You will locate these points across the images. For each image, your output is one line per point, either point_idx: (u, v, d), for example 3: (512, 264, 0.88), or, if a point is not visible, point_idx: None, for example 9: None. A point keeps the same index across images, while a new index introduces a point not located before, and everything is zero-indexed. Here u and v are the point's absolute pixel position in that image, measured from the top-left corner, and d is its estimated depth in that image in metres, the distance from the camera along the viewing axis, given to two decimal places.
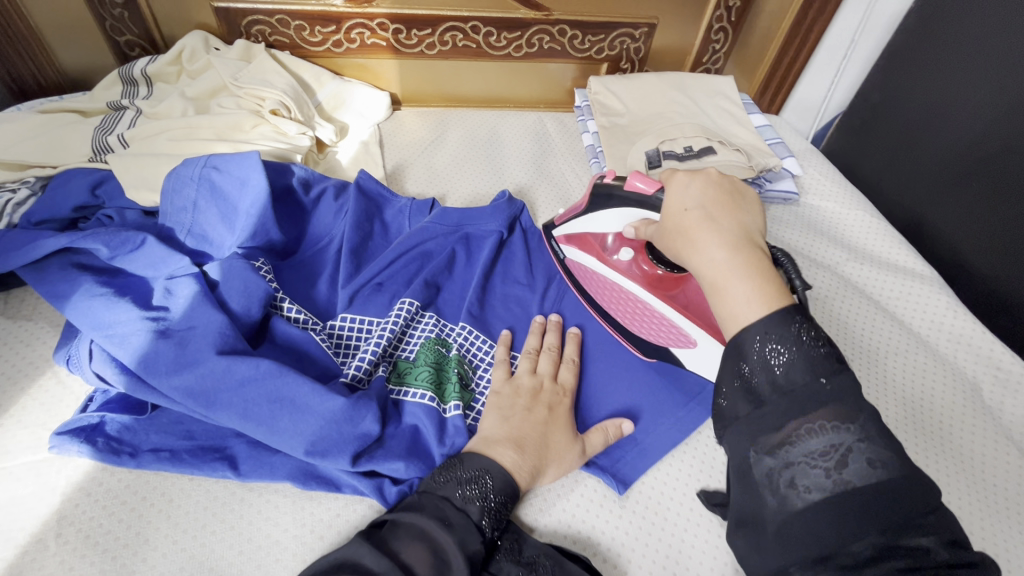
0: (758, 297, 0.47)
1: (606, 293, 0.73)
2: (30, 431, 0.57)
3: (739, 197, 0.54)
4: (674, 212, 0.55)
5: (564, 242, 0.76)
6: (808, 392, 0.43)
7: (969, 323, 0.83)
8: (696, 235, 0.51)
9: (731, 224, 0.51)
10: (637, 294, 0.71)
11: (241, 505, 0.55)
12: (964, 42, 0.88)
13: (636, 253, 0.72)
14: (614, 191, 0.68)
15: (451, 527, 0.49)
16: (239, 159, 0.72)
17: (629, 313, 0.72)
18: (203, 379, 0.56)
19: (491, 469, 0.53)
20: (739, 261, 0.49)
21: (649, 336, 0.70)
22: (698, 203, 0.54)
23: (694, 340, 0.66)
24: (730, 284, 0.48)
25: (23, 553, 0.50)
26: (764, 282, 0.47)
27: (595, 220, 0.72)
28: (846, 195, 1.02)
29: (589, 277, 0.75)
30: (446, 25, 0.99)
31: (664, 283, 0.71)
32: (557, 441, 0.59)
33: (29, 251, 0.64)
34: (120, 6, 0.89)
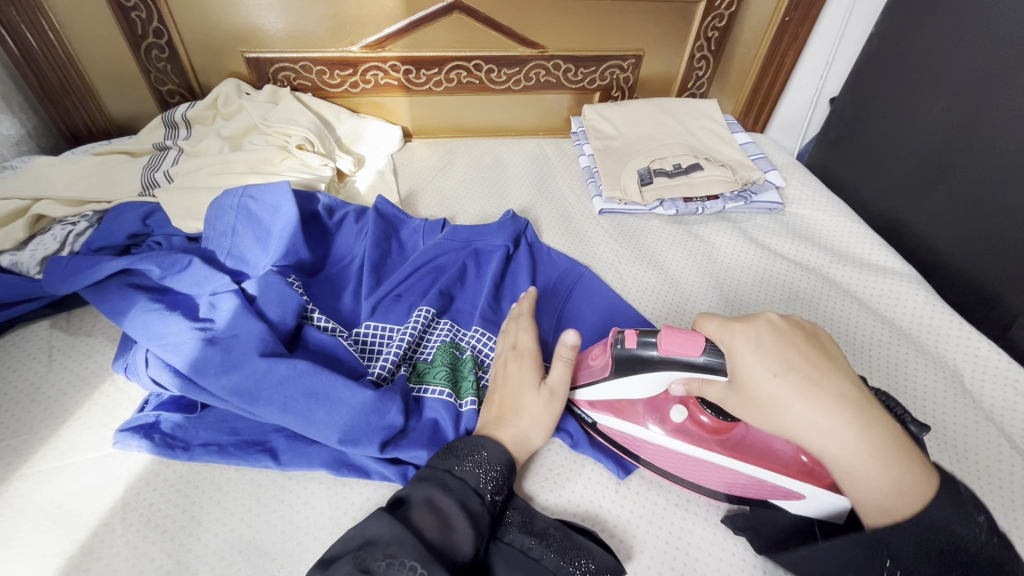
0: (895, 488, 0.48)
1: (666, 459, 0.65)
2: (94, 431, 0.64)
3: (814, 338, 0.56)
4: (759, 380, 0.52)
5: (588, 407, 0.69)
6: (985, 563, 0.46)
7: (946, 315, 0.89)
8: (798, 408, 0.50)
9: (838, 386, 0.51)
10: (712, 462, 0.61)
11: (282, 491, 0.61)
12: (919, 60, 0.96)
13: (688, 408, 0.64)
14: (649, 354, 0.59)
15: (452, 493, 0.55)
16: (272, 189, 0.82)
17: (711, 478, 0.63)
18: (246, 379, 0.63)
19: (488, 445, 0.60)
20: (865, 439, 0.49)
21: (721, 487, 0.63)
22: (786, 366, 0.52)
23: (801, 492, 0.58)
24: (864, 472, 0.48)
25: (93, 535, 0.56)
26: (906, 468, 0.49)
27: (627, 390, 0.63)
28: (828, 203, 1.09)
29: (642, 447, 0.66)
30: (451, 65, 1.10)
31: (722, 431, 0.62)
32: (525, 401, 0.64)
33: (91, 274, 0.72)
34: (164, 60, 1.01)
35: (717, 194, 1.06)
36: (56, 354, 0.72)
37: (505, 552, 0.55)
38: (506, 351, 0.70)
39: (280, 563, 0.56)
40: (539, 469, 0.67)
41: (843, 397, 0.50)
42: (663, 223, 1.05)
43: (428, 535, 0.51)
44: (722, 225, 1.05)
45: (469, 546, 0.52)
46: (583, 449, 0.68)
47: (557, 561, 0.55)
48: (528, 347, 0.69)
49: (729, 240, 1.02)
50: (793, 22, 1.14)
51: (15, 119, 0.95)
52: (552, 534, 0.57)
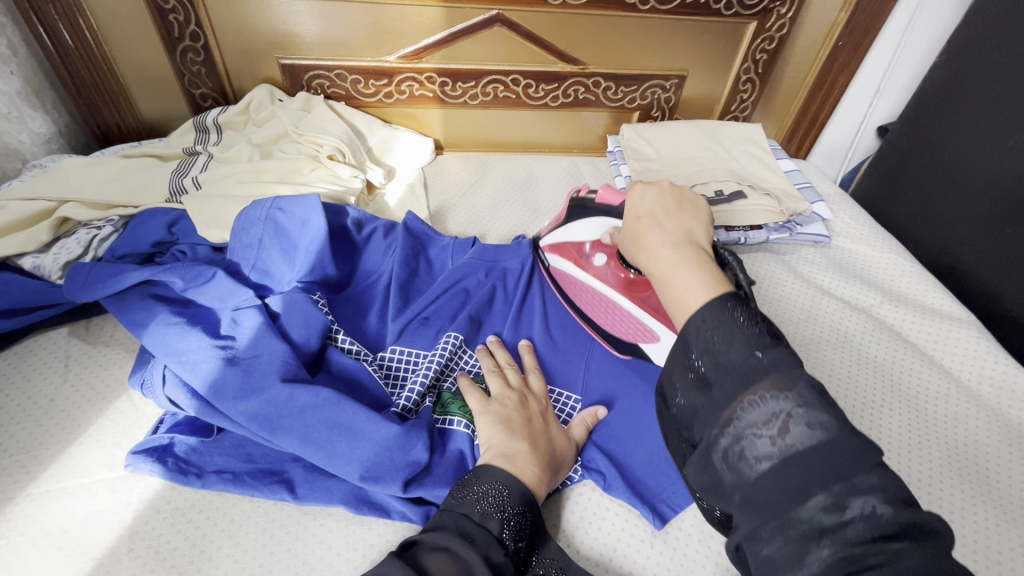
0: (702, 286, 0.47)
1: (585, 295, 0.79)
2: (106, 450, 0.62)
3: (689, 206, 0.56)
4: (629, 220, 0.57)
5: (548, 251, 0.83)
6: (749, 370, 0.41)
7: (1011, 368, 0.82)
8: (653, 241, 0.52)
9: (681, 225, 0.54)
10: (612, 299, 0.75)
11: (297, 528, 0.57)
12: (990, 95, 0.90)
13: (609, 258, 0.76)
14: (587, 204, 0.77)
15: (474, 543, 0.49)
16: (302, 201, 0.79)
17: (606, 314, 0.77)
18: (267, 405, 0.60)
19: (509, 484, 0.54)
20: (677, 253, 0.50)
21: (622, 333, 0.75)
22: (649, 211, 0.55)
23: (658, 335, 0.71)
24: (673, 276, 0.49)
25: (98, 566, 0.53)
26: (708, 272, 0.48)
27: (570, 230, 0.79)
28: (877, 238, 1.03)
29: (570, 283, 0.80)
30: (488, 78, 1.07)
31: (636, 287, 0.75)
32: (558, 437, 0.63)
33: (114, 282, 0.70)
34: (199, 64, 0.99)
35: (761, 223, 1.00)
36: (72, 364, 0.69)
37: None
38: (517, 388, 0.66)
39: None
40: (571, 518, 0.62)
41: (679, 235, 0.52)
42: None
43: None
44: (766, 257, 1.00)
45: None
46: (618, 494, 0.63)
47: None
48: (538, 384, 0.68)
49: (772, 273, 0.97)
50: (846, 46, 1.09)
51: (47, 117, 0.95)
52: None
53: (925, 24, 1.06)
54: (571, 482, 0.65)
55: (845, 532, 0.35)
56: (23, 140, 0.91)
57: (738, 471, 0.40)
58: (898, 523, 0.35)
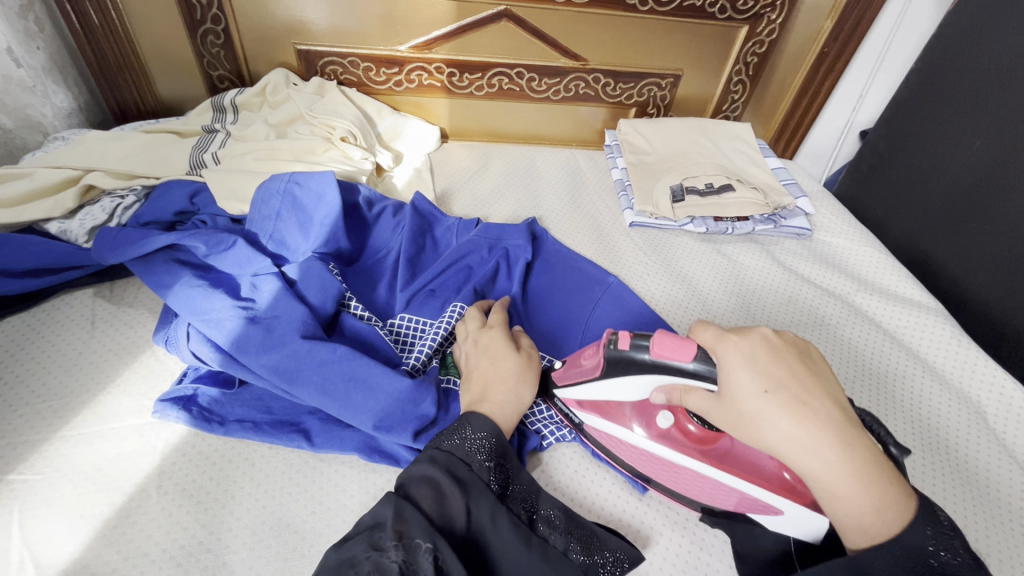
0: (873, 504, 0.47)
1: (649, 466, 0.64)
2: (133, 399, 0.66)
3: (807, 361, 0.53)
4: (739, 400, 0.51)
5: (576, 406, 0.67)
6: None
7: (972, 351, 0.89)
8: (783, 425, 0.48)
9: (822, 408, 0.49)
10: (688, 467, 0.61)
11: (313, 472, 0.62)
12: (960, 100, 0.97)
13: (675, 415, 0.63)
14: (637, 355, 0.60)
15: (441, 466, 0.53)
16: (319, 177, 0.83)
17: (684, 484, 0.62)
18: (287, 359, 0.65)
19: (470, 418, 0.58)
20: (845, 461, 0.47)
21: (714, 505, 0.61)
22: (777, 385, 0.50)
23: (777, 504, 0.56)
24: (845, 493, 0.47)
25: (130, 499, 0.57)
26: (880, 486, 0.47)
27: (615, 391, 0.63)
28: (855, 232, 1.10)
29: (619, 447, 0.66)
30: (494, 71, 1.12)
31: (706, 440, 0.61)
32: (507, 365, 0.65)
33: (140, 246, 0.74)
34: (217, 46, 1.03)
35: (747, 215, 1.07)
36: (98, 322, 0.73)
37: (512, 521, 0.52)
38: (472, 334, 0.70)
39: (310, 542, 0.57)
40: (562, 472, 0.68)
41: (829, 420, 0.48)
42: (693, 239, 1.05)
43: (427, 509, 0.49)
44: (751, 247, 1.06)
45: (463, 513, 0.50)
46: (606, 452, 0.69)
47: (565, 543, 0.54)
48: (496, 319, 0.71)
49: (757, 261, 1.03)
50: (832, 53, 1.16)
51: (68, 92, 0.98)
52: (550, 515, 0.56)
53: (906, 35, 1.14)
54: (563, 440, 0.70)
55: None
56: (45, 113, 0.94)
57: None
58: None
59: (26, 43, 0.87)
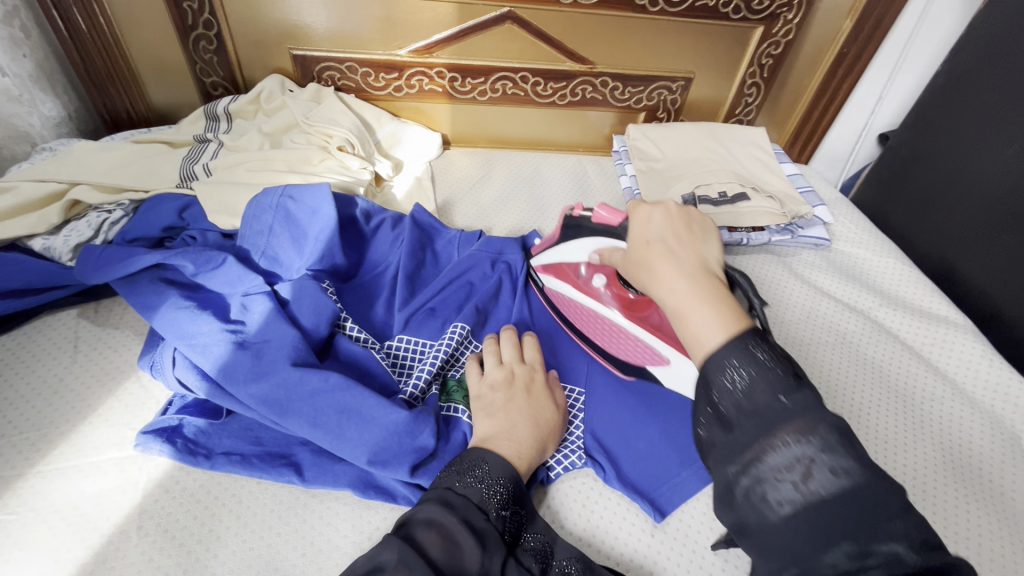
0: (720, 322, 0.50)
1: (584, 318, 0.78)
2: (116, 430, 0.62)
3: (701, 229, 0.58)
4: (637, 245, 0.58)
5: (541, 271, 0.82)
6: (773, 411, 0.44)
7: (1005, 372, 0.84)
8: (663, 268, 0.54)
9: (693, 254, 0.55)
10: (610, 318, 0.75)
11: (304, 510, 0.58)
12: (991, 104, 0.92)
13: (609, 280, 0.76)
14: (584, 223, 0.74)
15: (456, 511, 0.49)
16: (313, 190, 0.79)
17: (604, 334, 0.76)
18: (276, 388, 0.61)
19: (488, 458, 0.54)
20: (692, 286, 0.52)
21: (628, 358, 0.74)
22: (660, 237, 0.56)
23: (670, 358, 0.70)
24: (688, 309, 0.51)
25: (108, 542, 0.54)
26: (721, 304, 0.51)
27: (566, 252, 0.78)
28: (876, 243, 1.05)
29: (565, 303, 0.80)
30: (497, 75, 1.08)
31: (636, 306, 0.74)
32: (543, 414, 0.62)
33: (125, 265, 0.70)
34: (211, 52, 1.00)
35: (763, 225, 1.02)
36: (81, 345, 0.70)
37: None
38: (508, 363, 0.67)
39: None
40: (570, 506, 0.63)
41: (691, 265, 0.54)
42: None
43: (438, 560, 0.45)
44: (766, 258, 1.01)
45: (477, 566, 0.46)
46: (615, 485, 0.65)
47: None
48: (536, 359, 0.69)
49: (773, 274, 0.98)
50: (851, 54, 1.11)
51: (57, 101, 0.95)
52: (569, 568, 0.52)
53: (929, 35, 1.08)
54: (570, 470, 0.65)
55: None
56: (33, 123, 0.91)
57: (759, 511, 0.43)
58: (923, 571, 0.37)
59: (12, 51, 0.84)
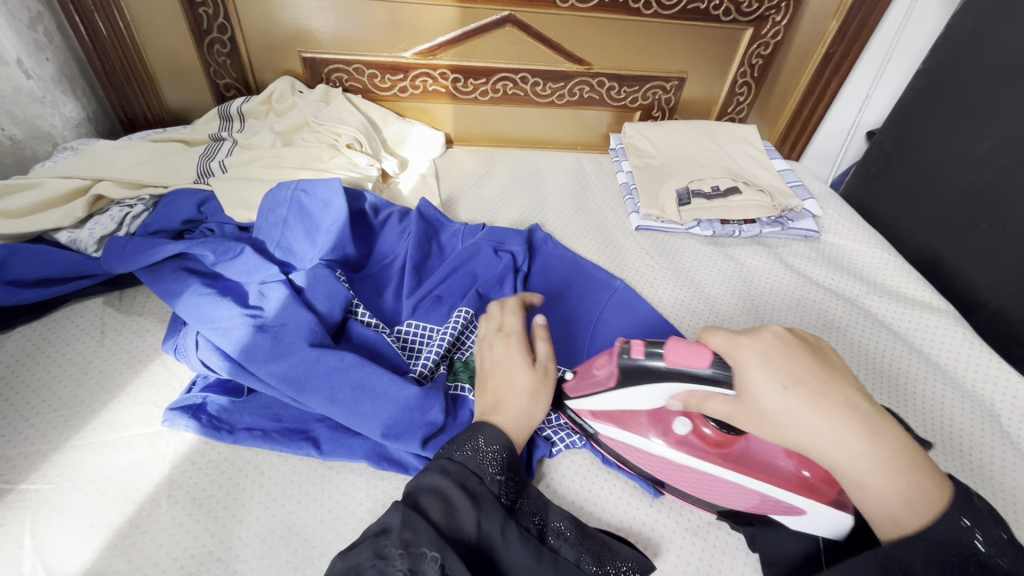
0: (904, 495, 0.48)
1: (663, 470, 0.64)
2: (143, 408, 0.66)
3: (820, 354, 0.54)
4: (770, 403, 0.50)
5: (592, 418, 0.66)
6: (953, 553, 0.46)
7: (984, 353, 0.88)
8: (808, 423, 0.49)
9: (842, 399, 0.50)
10: (703, 470, 0.60)
11: (322, 480, 0.62)
12: (968, 101, 0.96)
13: (691, 420, 0.62)
14: (655, 365, 0.55)
15: (453, 477, 0.53)
16: (325, 184, 0.83)
17: (694, 484, 0.62)
18: (295, 367, 0.65)
19: (480, 429, 0.57)
20: (872, 453, 0.48)
21: (736, 504, 0.61)
22: (795, 380, 0.50)
23: (799, 505, 0.56)
24: (875, 483, 0.48)
25: (140, 509, 0.57)
26: (913, 476, 0.48)
27: (629, 401, 0.60)
28: (863, 234, 1.10)
29: (636, 455, 0.65)
30: (499, 76, 1.12)
31: (724, 444, 0.60)
32: (522, 383, 0.62)
33: (149, 255, 0.74)
34: (223, 55, 1.04)
35: (753, 218, 1.06)
36: (107, 331, 0.74)
37: (522, 534, 0.52)
38: (487, 337, 0.67)
39: (320, 550, 0.56)
40: (571, 477, 0.68)
41: (852, 409, 0.49)
42: (699, 243, 1.05)
43: (438, 521, 0.49)
44: (758, 249, 1.05)
45: (473, 525, 0.50)
46: (615, 460, 0.69)
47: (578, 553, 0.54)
48: (512, 325, 0.67)
49: (764, 264, 1.02)
50: (837, 53, 1.16)
51: (77, 102, 0.99)
52: (563, 527, 0.56)
53: (911, 36, 1.13)
54: (571, 446, 0.69)
55: None
56: (55, 123, 0.95)
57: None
58: None
59: (35, 54, 0.88)
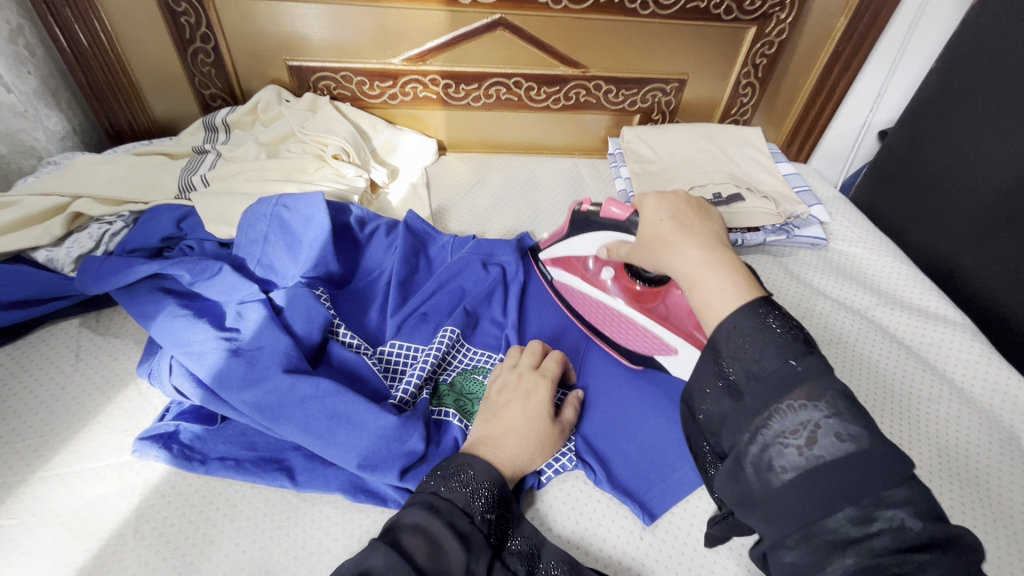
0: (733, 290, 0.47)
1: (594, 310, 0.80)
2: (114, 437, 0.64)
3: (709, 213, 0.56)
4: (649, 226, 0.56)
5: (552, 264, 0.84)
6: (782, 376, 0.42)
7: (1004, 371, 0.83)
8: (677, 250, 0.52)
9: (705, 230, 0.53)
10: (618, 309, 0.77)
11: (296, 514, 0.59)
12: (985, 102, 0.91)
13: (617, 272, 0.77)
14: (592, 217, 0.75)
15: (441, 515, 0.50)
16: (307, 199, 0.81)
17: (612, 325, 0.78)
18: (269, 394, 0.62)
19: (474, 463, 0.55)
20: (706, 255, 0.50)
21: (633, 347, 0.76)
22: (671, 215, 0.55)
23: (675, 348, 0.72)
24: (702, 279, 0.49)
25: (105, 546, 0.55)
26: (735, 276, 0.48)
27: (574, 246, 0.79)
28: (874, 241, 1.05)
29: (575, 296, 0.82)
30: (491, 81, 1.09)
31: (644, 298, 0.76)
32: (538, 428, 0.61)
33: (123, 276, 0.72)
34: (209, 65, 1.02)
35: (759, 225, 1.01)
36: (82, 354, 0.72)
37: None
38: (521, 368, 0.67)
39: None
40: (560, 507, 0.64)
41: (706, 237, 0.52)
42: None
43: (422, 563, 0.46)
44: (762, 258, 1.01)
45: (462, 568, 0.47)
46: (606, 488, 0.65)
47: None
48: (551, 369, 0.67)
49: (768, 274, 0.98)
50: (846, 51, 1.10)
51: (62, 116, 0.97)
52: (555, 570, 0.53)
53: (925, 33, 1.07)
54: (562, 472, 0.66)
55: (870, 542, 0.36)
56: (38, 138, 0.94)
57: (764, 479, 0.40)
58: (931, 539, 0.36)
59: (16, 68, 0.87)
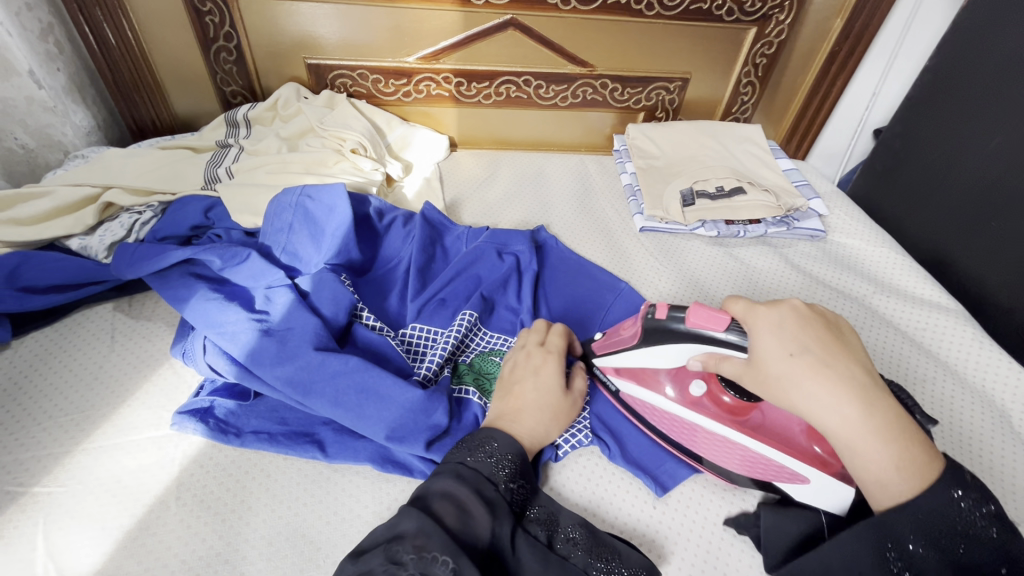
0: (897, 459, 0.51)
1: (679, 430, 0.68)
2: (152, 412, 0.67)
3: (833, 328, 0.58)
4: (775, 358, 0.55)
5: (613, 374, 0.72)
6: (966, 570, 0.48)
7: (994, 353, 0.87)
8: (809, 388, 0.53)
9: (847, 369, 0.54)
10: (716, 430, 0.65)
11: (327, 483, 0.63)
12: (975, 99, 0.95)
13: (707, 383, 0.67)
14: (677, 325, 0.63)
15: (467, 482, 0.53)
16: (329, 189, 0.84)
17: (713, 448, 0.66)
18: (301, 370, 0.65)
19: (497, 436, 0.59)
20: (865, 418, 0.51)
21: (741, 469, 0.64)
22: (801, 348, 0.55)
23: (804, 474, 0.60)
24: (865, 446, 0.51)
25: (149, 511, 0.58)
26: (903, 443, 0.51)
27: (646, 357, 0.67)
28: (870, 233, 1.09)
29: (653, 412, 0.70)
30: (502, 79, 1.13)
31: (738, 411, 0.65)
32: (552, 402, 0.65)
33: (157, 261, 0.75)
34: (230, 63, 1.05)
35: (759, 218, 1.06)
36: (117, 336, 0.75)
37: (530, 541, 0.54)
38: (528, 347, 0.70)
39: (325, 552, 0.57)
40: (576, 479, 0.67)
41: (852, 379, 0.53)
42: (704, 243, 1.05)
43: (452, 526, 0.49)
44: (763, 249, 1.05)
45: (488, 531, 0.50)
46: (620, 461, 0.68)
47: (586, 560, 0.55)
48: (556, 346, 0.70)
49: (769, 264, 1.02)
50: (842, 51, 1.15)
51: (87, 111, 1.01)
52: (575, 533, 0.56)
53: (918, 33, 1.12)
54: (577, 447, 0.69)
55: None
56: (66, 132, 0.97)
57: None
58: None
59: (46, 64, 0.90)
